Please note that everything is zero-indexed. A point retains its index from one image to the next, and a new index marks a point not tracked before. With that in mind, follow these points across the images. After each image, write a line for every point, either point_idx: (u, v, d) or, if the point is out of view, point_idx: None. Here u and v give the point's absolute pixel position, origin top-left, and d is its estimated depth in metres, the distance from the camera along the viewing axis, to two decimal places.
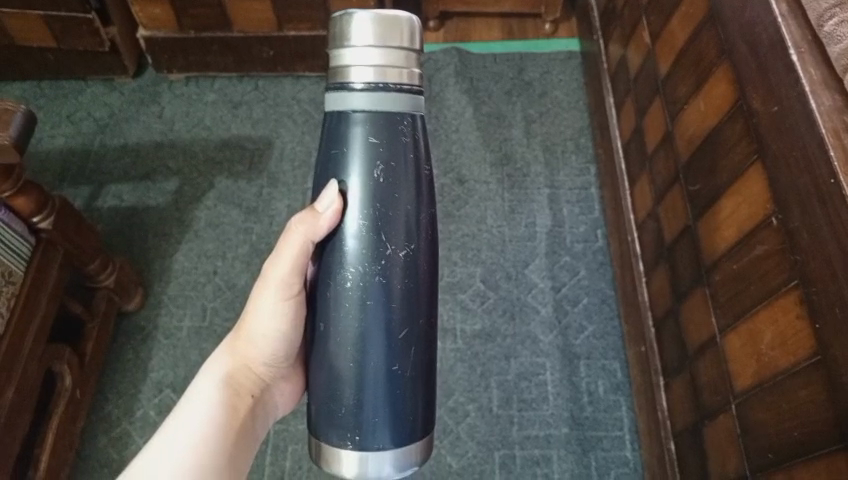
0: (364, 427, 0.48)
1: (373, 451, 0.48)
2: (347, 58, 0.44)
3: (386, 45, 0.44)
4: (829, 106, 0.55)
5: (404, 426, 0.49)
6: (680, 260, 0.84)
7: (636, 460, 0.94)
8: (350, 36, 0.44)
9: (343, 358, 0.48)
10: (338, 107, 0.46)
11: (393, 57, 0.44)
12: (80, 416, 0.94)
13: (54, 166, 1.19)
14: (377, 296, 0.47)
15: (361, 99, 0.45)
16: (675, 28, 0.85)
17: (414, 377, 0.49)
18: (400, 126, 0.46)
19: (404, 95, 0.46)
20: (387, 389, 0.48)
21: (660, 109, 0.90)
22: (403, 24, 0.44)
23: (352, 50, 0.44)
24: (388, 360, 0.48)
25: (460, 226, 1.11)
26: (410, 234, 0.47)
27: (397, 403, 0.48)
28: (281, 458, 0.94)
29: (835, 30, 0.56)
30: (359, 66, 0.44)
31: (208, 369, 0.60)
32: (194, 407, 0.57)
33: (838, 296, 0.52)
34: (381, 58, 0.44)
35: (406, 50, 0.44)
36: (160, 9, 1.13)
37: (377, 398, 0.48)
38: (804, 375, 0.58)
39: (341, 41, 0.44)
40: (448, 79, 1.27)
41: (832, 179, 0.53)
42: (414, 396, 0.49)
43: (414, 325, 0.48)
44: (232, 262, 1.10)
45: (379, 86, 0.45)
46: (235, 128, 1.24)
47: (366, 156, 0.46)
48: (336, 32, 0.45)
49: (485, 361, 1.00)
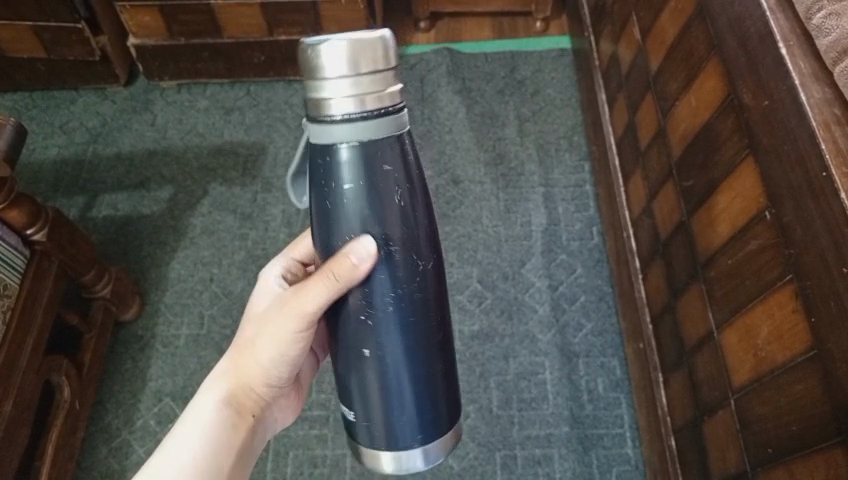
0: (418, 426, 0.51)
1: (406, 450, 0.52)
2: (323, 90, 0.41)
3: (361, 71, 0.40)
4: (819, 98, 0.56)
5: (446, 414, 0.53)
6: (675, 257, 0.84)
7: (637, 457, 0.94)
8: (322, 68, 0.40)
9: (393, 374, 0.49)
10: (323, 141, 0.43)
11: (372, 86, 0.41)
12: (79, 428, 0.94)
13: (47, 177, 1.19)
14: (416, 312, 0.48)
15: (346, 131, 0.42)
16: (665, 23, 0.85)
17: (435, 384, 0.51)
18: (401, 146, 0.44)
19: (390, 120, 0.43)
20: (432, 390, 0.51)
21: (652, 103, 0.90)
22: (378, 48, 0.40)
23: (327, 81, 0.41)
24: (431, 364, 0.50)
25: (456, 227, 1.11)
26: (434, 245, 0.48)
27: (422, 406, 0.51)
28: (282, 465, 0.94)
29: (824, 22, 0.56)
30: (337, 98, 0.41)
31: (210, 384, 0.58)
32: (194, 428, 0.56)
33: (833, 289, 0.52)
34: (357, 87, 0.41)
35: (383, 75, 0.41)
36: (150, 17, 1.13)
37: (425, 399, 0.51)
38: (800, 369, 0.58)
39: (314, 72, 0.41)
40: (441, 80, 1.27)
41: (825, 173, 0.53)
42: (437, 397, 0.52)
43: (444, 326, 0.50)
44: (228, 268, 1.10)
45: (360, 115, 0.42)
46: (228, 134, 1.23)
47: (383, 185, 0.44)
48: (307, 62, 0.41)
49: (483, 362, 1.00)
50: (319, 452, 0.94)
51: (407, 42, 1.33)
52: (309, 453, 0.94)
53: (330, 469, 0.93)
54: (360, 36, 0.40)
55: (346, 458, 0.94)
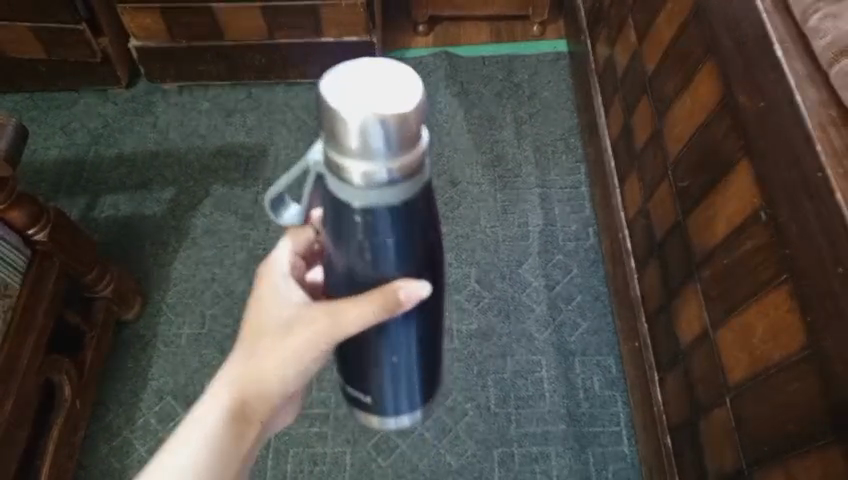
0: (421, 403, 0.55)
1: (393, 424, 0.56)
2: (348, 159, 0.37)
3: (391, 144, 0.37)
4: (815, 100, 0.58)
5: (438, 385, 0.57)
6: (671, 256, 0.85)
7: (633, 455, 0.95)
8: (349, 139, 0.37)
9: (413, 371, 0.51)
10: (346, 199, 0.40)
11: (402, 156, 0.37)
12: (81, 426, 0.95)
13: (48, 178, 1.20)
14: (436, 315, 0.50)
15: (375, 197, 0.39)
16: (662, 27, 0.86)
17: (427, 378, 0.53)
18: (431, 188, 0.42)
19: (418, 181, 0.40)
20: (435, 371, 0.54)
21: (648, 106, 0.92)
22: (411, 119, 0.36)
23: (351, 147, 0.37)
24: (438, 352, 0.53)
25: (454, 227, 1.13)
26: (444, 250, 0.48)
27: (422, 393, 0.54)
28: (282, 462, 0.95)
29: (820, 24, 0.59)
30: (364, 169, 0.38)
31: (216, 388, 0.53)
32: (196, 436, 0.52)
33: (828, 288, 0.54)
34: (386, 157, 0.37)
35: (414, 143, 0.38)
36: (151, 19, 1.15)
37: (431, 380, 0.54)
38: (796, 366, 0.60)
39: (338, 138, 0.37)
40: (440, 82, 1.28)
41: (819, 172, 0.55)
42: (431, 384, 0.54)
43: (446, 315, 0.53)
44: (230, 268, 1.11)
45: (390, 184, 0.39)
46: (229, 136, 1.24)
47: (422, 227, 0.42)
48: (332, 129, 0.37)
49: (481, 360, 1.01)
50: (319, 450, 0.95)
51: (407, 45, 1.35)
52: (310, 451, 0.95)
53: (330, 466, 0.94)
54: (393, 104, 0.36)
55: (346, 455, 0.95)
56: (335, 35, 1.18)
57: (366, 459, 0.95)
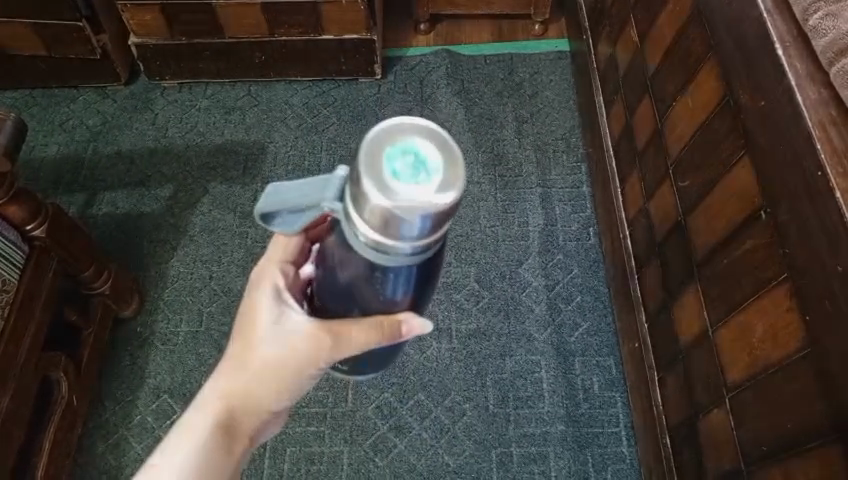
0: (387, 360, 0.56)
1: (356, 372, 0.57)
2: (375, 233, 0.36)
3: (423, 228, 0.35)
4: (815, 99, 0.57)
5: None
6: (671, 256, 0.85)
7: (632, 456, 0.95)
8: (380, 220, 0.35)
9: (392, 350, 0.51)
10: (359, 250, 0.39)
11: (426, 236, 0.37)
12: (77, 424, 0.95)
13: (47, 175, 1.20)
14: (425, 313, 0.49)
15: (394, 259, 0.39)
16: (663, 25, 0.86)
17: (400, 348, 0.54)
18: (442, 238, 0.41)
19: (434, 246, 0.39)
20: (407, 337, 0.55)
21: (649, 105, 0.91)
22: (446, 210, 0.35)
23: (371, 220, 0.36)
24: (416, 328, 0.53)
25: (455, 227, 1.12)
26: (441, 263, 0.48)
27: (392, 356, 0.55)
28: (279, 461, 0.94)
29: (820, 24, 0.58)
30: (390, 242, 0.37)
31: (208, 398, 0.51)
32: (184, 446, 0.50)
33: (827, 288, 0.53)
34: (414, 236, 0.36)
35: (441, 226, 0.36)
36: (150, 16, 1.14)
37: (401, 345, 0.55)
38: (794, 366, 0.59)
39: (369, 216, 0.35)
40: (440, 81, 1.28)
41: (819, 171, 0.54)
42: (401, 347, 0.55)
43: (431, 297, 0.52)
44: (228, 266, 1.10)
45: (412, 253, 0.38)
46: (228, 133, 1.24)
47: (428, 268, 0.42)
48: (364, 205, 0.35)
49: (480, 360, 1.01)
50: (317, 449, 0.95)
51: (408, 44, 1.34)
52: (308, 450, 0.95)
53: (328, 465, 0.94)
54: (429, 196, 0.34)
55: (344, 454, 0.95)
56: (335, 33, 1.18)
57: (364, 459, 0.94)
